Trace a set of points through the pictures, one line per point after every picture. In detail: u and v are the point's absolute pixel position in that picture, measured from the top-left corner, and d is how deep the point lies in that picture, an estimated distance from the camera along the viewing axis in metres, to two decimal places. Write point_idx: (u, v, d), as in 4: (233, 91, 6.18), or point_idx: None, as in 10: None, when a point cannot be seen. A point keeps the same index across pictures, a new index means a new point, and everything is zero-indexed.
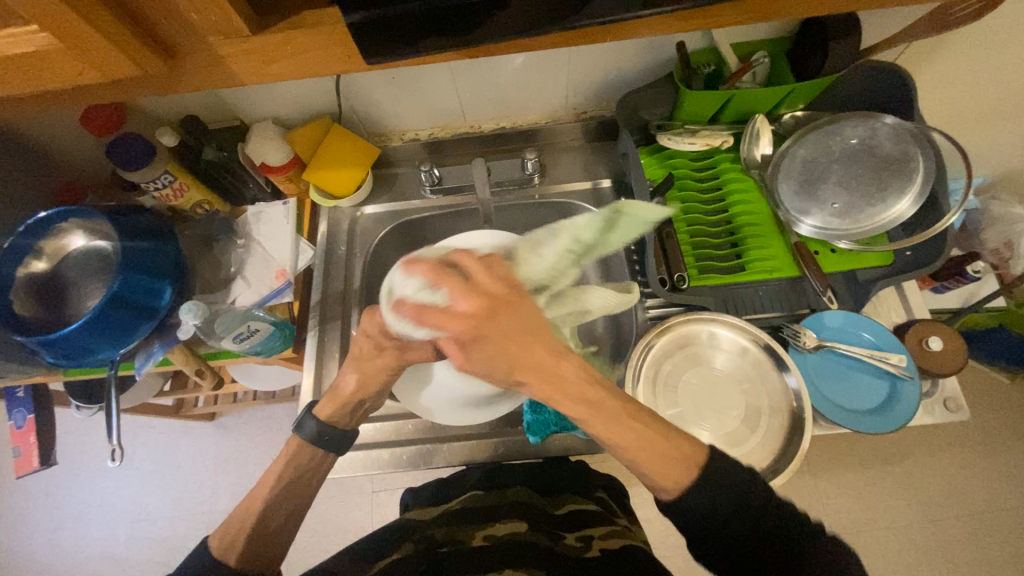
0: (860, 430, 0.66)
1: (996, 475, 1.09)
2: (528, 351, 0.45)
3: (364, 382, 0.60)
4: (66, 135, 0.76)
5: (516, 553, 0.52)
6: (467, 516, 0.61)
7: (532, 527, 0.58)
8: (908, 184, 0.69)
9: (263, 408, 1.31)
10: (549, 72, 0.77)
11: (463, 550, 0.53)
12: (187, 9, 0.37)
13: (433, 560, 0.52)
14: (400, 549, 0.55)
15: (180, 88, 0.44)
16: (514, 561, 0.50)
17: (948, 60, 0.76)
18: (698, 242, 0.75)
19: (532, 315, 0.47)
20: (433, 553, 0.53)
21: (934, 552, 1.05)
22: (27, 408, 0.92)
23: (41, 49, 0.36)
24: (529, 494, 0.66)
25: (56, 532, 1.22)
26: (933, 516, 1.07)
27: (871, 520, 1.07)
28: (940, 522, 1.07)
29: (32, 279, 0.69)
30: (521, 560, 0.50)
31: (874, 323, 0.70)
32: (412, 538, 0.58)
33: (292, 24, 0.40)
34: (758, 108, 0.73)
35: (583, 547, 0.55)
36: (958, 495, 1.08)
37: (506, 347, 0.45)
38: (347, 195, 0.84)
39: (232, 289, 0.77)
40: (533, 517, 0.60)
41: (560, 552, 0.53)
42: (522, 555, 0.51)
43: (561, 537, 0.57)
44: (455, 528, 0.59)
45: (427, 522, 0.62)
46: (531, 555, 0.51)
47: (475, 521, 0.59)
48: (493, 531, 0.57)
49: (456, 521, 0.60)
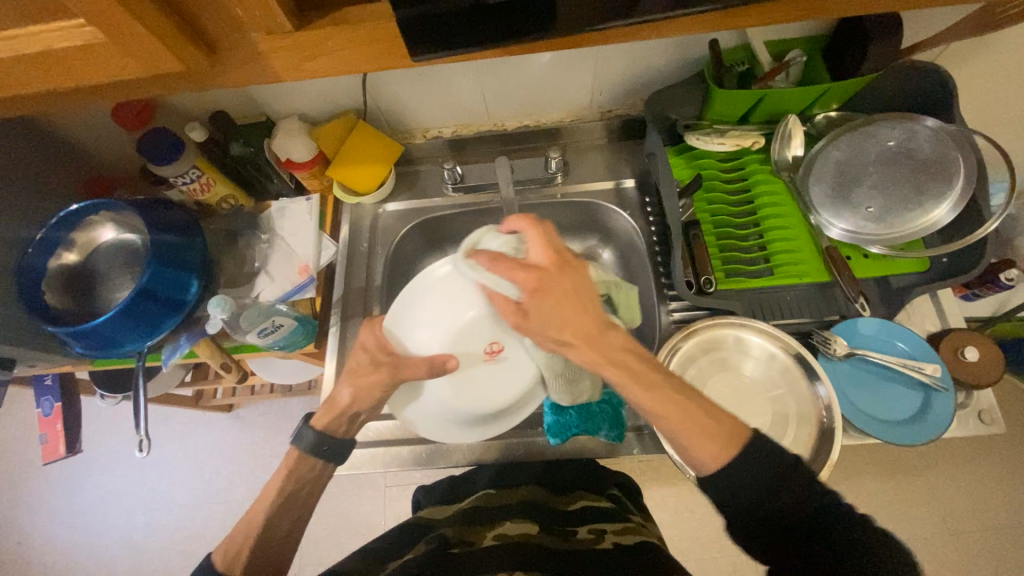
0: (890, 440, 0.65)
1: None
2: (572, 310, 0.50)
3: (361, 396, 0.60)
4: (98, 129, 0.77)
5: (532, 555, 0.51)
6: (477, 514, 0.61)
7: (543, 529, 0.58)
8: (947, 188, 0.67)
9: (279, 402, 1.32)
10: (577, 70, 0.76)
11: (477, 550, 0.53)
12: (231, 4, 0.37)
13: (445, 556, 0.52)
14: (416, 546, 0.55)
15: (218, 84, 0.44)
16: (531, 563, 0.50)
17: (991, 62, 0.74)
18: (725, 245, 0.74)
19: (583, 280, 0.51)
20: (445, 553, 0.53)
21: (958, 567, 1.02)
22: (54, 396, 0.94)
23: (89, 43, 0.36)
24: (539, 492, 0.67)
25: (78, 518, 1.25)
26: (959, 530, 1.04)
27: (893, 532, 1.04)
28: (966, 537, 1.04)
29: (64, 270, 0.70)
30: (536, 561, 0.50)
31: (907, 332, 0.68)
32: (426, 537, 0.58)
33: (333, 20, 0.40)
34: (790, 108, 0.72)
35: (596, 539, 0.56)
36: (985, 509, 1.05)
37: (561, 306, 0.50)
38: (370, 192, 0.84)
39: (255, 284, 0.77)
40: (544, 518, 0.60)
41: (572, 552, 0.53)
42: (538, 556, 0.51)
43: (572, 534, 0.58)
44: (465, 527, 0.59)
45: (439, 520, 0.62)
46: (548, 556, 0.52)
47: (485, 521, 0.60)
48: (505, 530, 0.57)
49: (465, 520, 0.60)
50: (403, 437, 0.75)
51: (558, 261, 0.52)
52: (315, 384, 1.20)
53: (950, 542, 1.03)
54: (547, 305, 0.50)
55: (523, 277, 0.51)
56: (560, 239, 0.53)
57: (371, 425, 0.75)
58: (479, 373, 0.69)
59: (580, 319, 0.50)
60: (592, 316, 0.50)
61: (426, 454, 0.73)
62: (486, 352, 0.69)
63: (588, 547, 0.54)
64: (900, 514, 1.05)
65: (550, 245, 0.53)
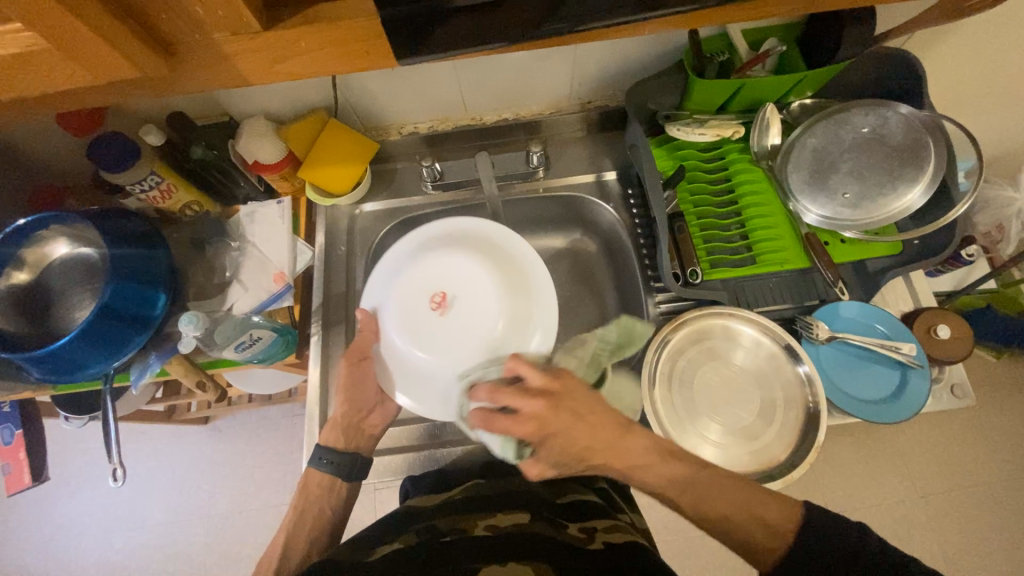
0: (872, 420, 0.68)
1: (1004, 455, 1.09)
2: (583, 435, 0.52)
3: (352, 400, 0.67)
4: (44, 136, 0.71)
5: (522, 546, 0.49)
6: (471, 504, 0.59)
7: (533, 517, 0.55)
8: (918, 173, 0.69)
9: (259, 411, 1.28)
10: (555, 62, 0.74)
11: (464, 540, 0.51)
12: (191, 2, 0.34)
13: (435, 549, 0.49)
14: (403, 537, 0.52)
15: (180, 88, 0.40)
16: (519, 555, 0.47)
17: (956, 47, 0.76)
18: (709, 235, 0.74)
19: (578, 400, 0.52)
20: (436, 542, 0.51)
21: (945, 532, 1.05)
22: (13, 423, 0.88)
23: (28, 50, 0.33)
24: (531, 484, 0.64)
25: (50, 544, 1.19)
26: (943, 498, 1.07)
27: (882, 502, 1.06)
28: (949, 504, 1.07)
29: (15, 291, 0.64)
30: (525, 553, 0.48)
31: (886, 314, 0.71)
32: (413, 528, 0.55)
33: (305, 17, 0.37)
34: (766, 97, 0.72)
35: (586, 539, 0.53)
36: (963, 474, 1.08)
37: (573, 436, 0.51)
38: (345, 193, 0.81)
39: (228, 295, 0.73)
40: (537, 507, 0.57)
41: (563, 544, 0.50)
42: (523, 548, 0.49)
43: (563, 526, 0.55)
44: (457, 515, 0.56)
45: (429, 507, 0.59)
46: (534, 547, 0.49)
47: (478, 511, 0.57)
48: (495, 521, 0.54)
49: (458, 509, 0.57)
50: (397, 443, 0.74)
51: (547, 400, 0.51)
52: (296, 390, 1.16)
53: (933, 505, 1.06)
54: (557, 438, 0.51)
55: (523, 429, 0.50)
56: (523, 399, 0.51)
57: None
58: (438, 329, 0.65)
59: (593, 437, 0.52)
60: (605, 431, 0.52)
61: (421, 462, 0.73)
62: (434, 306, 0.66)
63: (579, 544, 0.51)
64: (888, 483, 1.06)
65: (529, 389, 0.51)
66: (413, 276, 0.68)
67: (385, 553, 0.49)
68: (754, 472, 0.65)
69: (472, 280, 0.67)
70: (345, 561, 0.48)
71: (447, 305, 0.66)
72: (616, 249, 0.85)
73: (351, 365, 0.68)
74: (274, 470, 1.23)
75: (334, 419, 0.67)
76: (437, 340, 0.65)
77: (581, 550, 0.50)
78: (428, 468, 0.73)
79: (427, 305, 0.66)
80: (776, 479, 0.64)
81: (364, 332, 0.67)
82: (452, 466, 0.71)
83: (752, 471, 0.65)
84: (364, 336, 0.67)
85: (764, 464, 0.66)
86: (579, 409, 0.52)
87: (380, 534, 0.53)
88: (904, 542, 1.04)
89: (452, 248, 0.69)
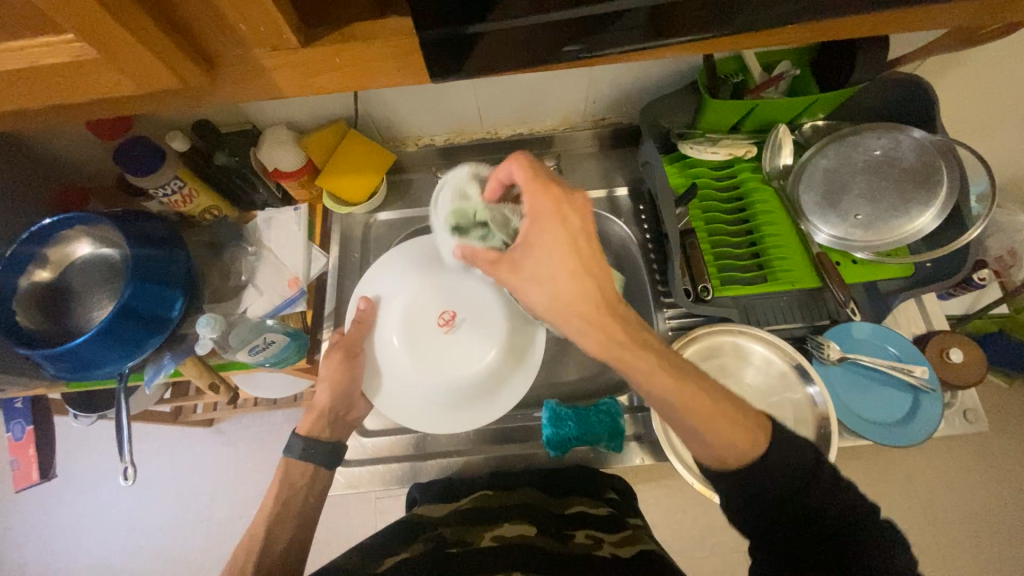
0: (884, 443, 0.67)
1: (1022, 484, 1.07)
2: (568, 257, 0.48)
3: (337, 391, 0.68)
4: (74, 139, 0.74)
5: (531, 560, 0.49)
6: (479, 515, 0.58)
7: (540, 531, 0.55)
8: (930, 197, 0.70)
9: (264, 415, 1.28)
10: (570, 80, 0.75)
11: (474, 551, 0.50)
12: (235, 19, 0.35)
13: (441, 561, 0.49)
14: (412, 545, 0.52)
15: (216, 99, 0.42)
16: (526, 565, 0.48)
17: (968, 75, 0.77)
18: (720, 253, 0.75)
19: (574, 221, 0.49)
20: (443, 553, 0.50)
21: (960, 562, 1.03)
22: (25, 419, 0.89)
23: (77, 60, 0.34)
24: (538, 496, 0.64)
25: (51, 543, 1.19)
26: (960, 527, 1.04)
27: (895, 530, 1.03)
28: (966, 534, 1.04)
29: (37, 288, 0.66)
30: (532, 566, 0.48)
31: (899, 337, 0.71)
32: (422, 536, 0.55)
33: (342, 37, 0.39)
34: (780, 118, 0.73)
35: (593, 545, 0.53)
36: (977, 502, 1.06)
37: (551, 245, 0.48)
38: (361, 201, 0.82)
39: (243, 298, 0.74)
40: (543, 521, 0.57)
41: (572, 554, 0.50)
42: (532, 559, 0.49)
43: (569, 536, 0.55)
44: (463, 527, 0.56)
45: (438, 517, 0.59)
46: (542, 559, 0.49)
47: (485, 522, 0.57)
48: (502, 532, 0.54)
49: (465, 521, 0.57)
50: (404, 451, 0.74)
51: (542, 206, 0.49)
52: (302, 396, 1.16)
53: (947, 533, 1.04)
54: (541, 259, 0.48)
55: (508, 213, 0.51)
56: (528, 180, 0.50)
57: (369, 441, 0.75)
58: (439, 345, 0.68)
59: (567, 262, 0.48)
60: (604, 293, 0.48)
61: (426, 470, 0.73)
62: (439, 323, 0.69)
63: (585, 552, 0.51)
64: (898, 509, 1.04)
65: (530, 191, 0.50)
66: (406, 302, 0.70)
67: (393, 563, 0.49)
68: None
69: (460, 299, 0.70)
70: (353, 569, 0.48)
71: (452, 325, 0.69)
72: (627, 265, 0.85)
73: (344, 358, 0.68)
74: (276, 475, 1.23)
75: (320, 410, 0.68)
76: (435, 355, 0.68)
77: (589, 561, 0.49)
78: (433, 476, 0.73)
79: (433, 321, 0.69)
80: None
81: (359, 323, 0.69)
82: (458, 475, 0.71)
83: None
84: (358, 329, 0.69)
85: None
86: (575, 238, 0.48)
87: (387, 542, 0.53)
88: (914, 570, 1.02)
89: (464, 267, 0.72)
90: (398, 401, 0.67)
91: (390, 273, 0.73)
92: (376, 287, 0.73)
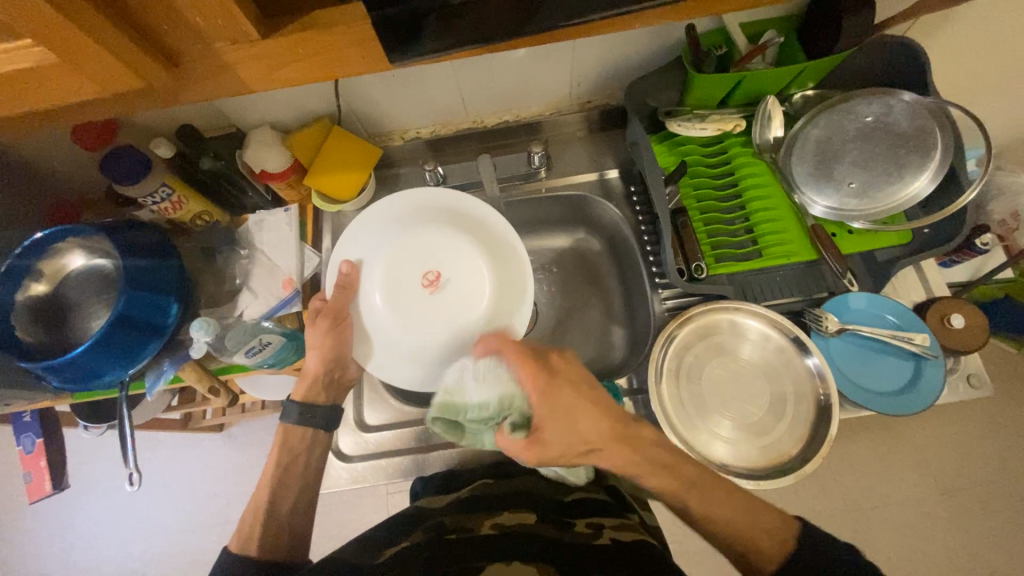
0: (887, 412, 0.66)
1: None
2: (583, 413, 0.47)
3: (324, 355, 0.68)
4: (62, 153, 0.74)
5: (528, 545, 0.49)
6: (479, 504, 0.58)
7: (539, 517, 0.55)
8: (925, 160, 0.68)
9: (272, 417, 1.29)
10: (552, 62, 0.74)
11: (473, 537, 0.50)
12: (191, 13, 0.35)
13: (440, 547, 0.49)
14: (412, 535, 0.53)
15: (184, 98, 0.42)
16: (523, 550, 0.47)
17: (960, 33, 0.75)
18: (713, 229, 0.74)
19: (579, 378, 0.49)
20: (443, 540, 0.50)
21: (974, 531, 1.01)
22: (34, 433, 0.91)
23: (39, 65, 0.34)
24: (538, 483, 0.64)
25: (73, 551, 1.21)
26: (974, 496, 1.03)
27: (907, 501, 1.03)
28: (979, 502, 1.03)
29: (34, 302, 0.66)
30: (534, 552, 0.48)
31: (896, 304, 0.70)
32: (423, 526, 0.55)
33: (302, 24, 0.38)
34: (768, 90, 0.72)
35: (593, 534, 0.53)
36: (990, 469, 1.04)
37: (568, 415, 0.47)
38: (350, 198, 0.81)
39: (238, 302, 0.74)
40: (543, 508, 0.57)
41: (570, 542, 0.50)
42: (530, 545, 0.49)
43: (570, 524, 0.55)
44: (463, 514, 0.56)
45: (436, 509, 0.59)
46: (541, 547, 0.49)
47: (484, 510, 0.57)
48: (502, 519, 0.54)
49: (464, 508, 0.57)
50: (407, 444, 0.75)
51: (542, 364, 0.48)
52: None
53: (960, 503, 1.03)
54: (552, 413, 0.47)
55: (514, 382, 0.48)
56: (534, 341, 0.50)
57: (371, 436, 0.75)
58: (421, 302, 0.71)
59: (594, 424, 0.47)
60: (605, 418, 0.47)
61: (429, 463, 0.73)
62: (426, 283, 0.72)
63: (585, 542, 0.51)
64: (908, 481, 1.03)
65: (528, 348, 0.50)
66: (396, 252, 0.73)
67: (393, 554, 0.49)
68: (767, 468, 0.65)
69: (457, 251, 0.73)
70: (350, 561, 0.48)
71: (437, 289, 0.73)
72: (621, 248, 0.85)
73: (332, 325, 0.68)
74: None
75: (312, 376, 0.68)
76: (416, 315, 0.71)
77: (586, 547, 0.50)
78: (437, 468, 0.73)
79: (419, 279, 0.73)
80: (789, 474, 0.63)
81: (343, 287, 0.69)
82: (461, 467, 0.71)
83: (765, 467, 0.65)
84: (343, 293, 0.69)
85: (775, 460, 0.65)
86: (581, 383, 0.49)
87: (387, 535, 0.53)
88: (928, 540, 1.01)
89: (452, 224, 0.74)
90: (389, 359, 0.70)
91: (370, 226, 0.73)
92: (358, 251, 0.73)
